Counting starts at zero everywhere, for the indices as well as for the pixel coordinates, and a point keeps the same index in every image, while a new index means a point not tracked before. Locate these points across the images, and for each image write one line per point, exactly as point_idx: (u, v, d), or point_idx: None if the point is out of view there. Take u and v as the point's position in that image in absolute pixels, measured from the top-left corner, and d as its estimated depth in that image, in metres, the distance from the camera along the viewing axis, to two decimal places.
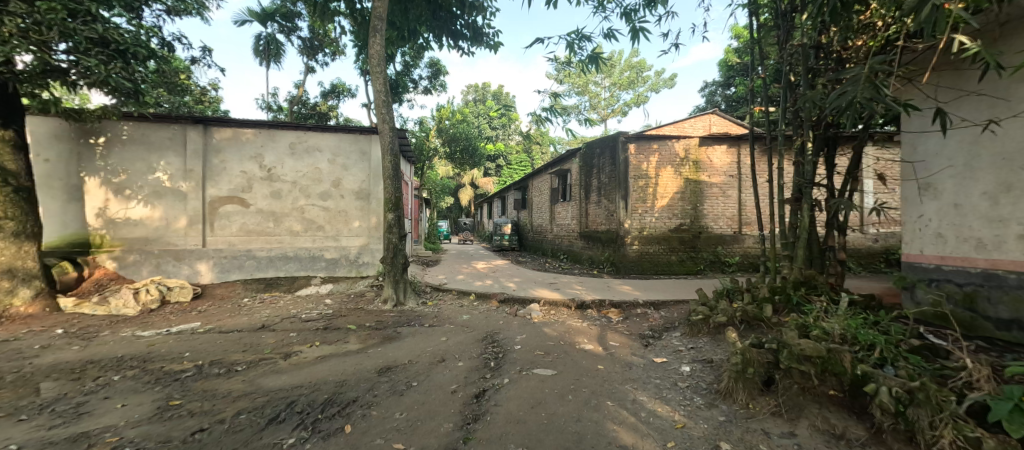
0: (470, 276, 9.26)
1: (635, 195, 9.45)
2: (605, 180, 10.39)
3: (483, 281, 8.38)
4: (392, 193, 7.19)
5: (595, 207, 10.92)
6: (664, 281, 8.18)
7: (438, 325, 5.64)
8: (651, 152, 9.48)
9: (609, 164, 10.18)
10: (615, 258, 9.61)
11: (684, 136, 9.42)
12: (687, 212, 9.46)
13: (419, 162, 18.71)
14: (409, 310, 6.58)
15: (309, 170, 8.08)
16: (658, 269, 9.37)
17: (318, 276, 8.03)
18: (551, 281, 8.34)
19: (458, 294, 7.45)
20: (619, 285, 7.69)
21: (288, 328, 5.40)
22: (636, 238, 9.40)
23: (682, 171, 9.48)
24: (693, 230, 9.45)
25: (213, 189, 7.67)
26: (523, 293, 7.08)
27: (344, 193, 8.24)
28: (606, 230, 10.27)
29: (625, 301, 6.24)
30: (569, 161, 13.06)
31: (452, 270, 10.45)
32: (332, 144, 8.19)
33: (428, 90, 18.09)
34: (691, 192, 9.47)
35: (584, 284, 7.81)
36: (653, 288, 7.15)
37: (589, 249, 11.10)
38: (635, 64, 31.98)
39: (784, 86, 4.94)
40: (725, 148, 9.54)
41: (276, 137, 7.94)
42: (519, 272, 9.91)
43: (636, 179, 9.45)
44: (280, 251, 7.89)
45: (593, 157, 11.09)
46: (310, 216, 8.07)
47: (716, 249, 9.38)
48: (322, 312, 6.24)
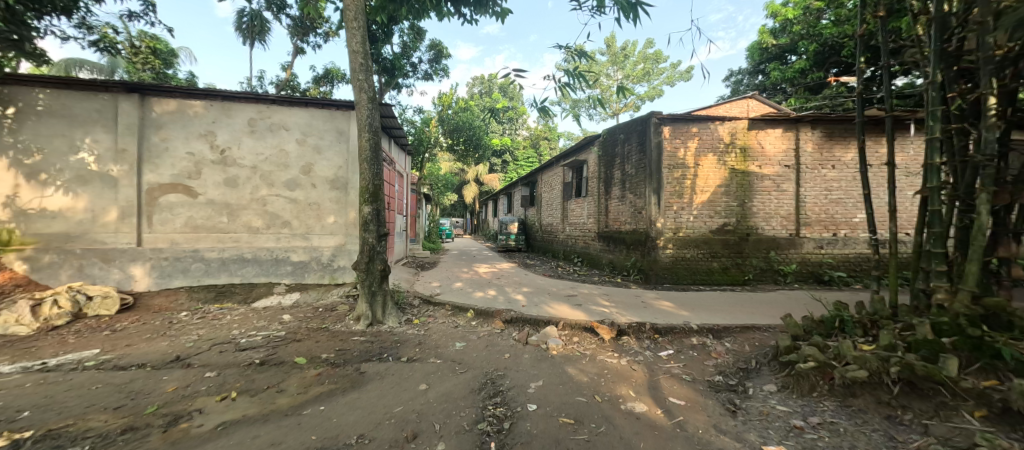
0: (470, 283, 7.73)
1: (669, 188, 7.82)
2: (631, 172, 8.76)
3: (484, 291, 6.81)
4: (370, 180, 5.64)
5: (618, 204, 9.31)
6: (707, 295, 6.58)
7: (421, 359, 4.08)
8: (689, 137, 7.84)
9: (636, 151, 8.57)
10: (645, 264, 7.99)
11: (731, 117, 7.77)
12: (732, 209, 7.80)
13: (419, 154, 17.18)
14: (387, 332, 5.03)
15: (272, 152, 6.55)
16: (696, 278, 7.73)
17: (283, 283, 6.54)
18: (570, 292, 6.77)
19: (453, 309, 5.89)
20: (656, 300, 6.08)
21: (210, 362, 3.88)
22: (671, 241, 7.76)
23: (728, 159, 7.83)
24: (740, 231, 7.78)
25: (152, 175, 6.19)
26: (535, 309, 5.51)
27: (316, 181, 6.72)
28: (632, 231, 8.65)
29: (675, 325, 4.65)
30: (586, 151, 11.44)
31: (450, 275, 8.92)
32: (302, 122, 6.67)
33: (429, 76, 16.57)
34: (738, 185, 7.81)
35: (612, 298, 6.23)
36: (703, 306, 5.55)
37: (610, 253, 9.50)
38: (649, 55, 30.24)
39: (937, 23, 3.25)
40: (780, 132, 7.87)
41: (231, 112, 6.44)
42: (529, 278, 8.35)
43: (671, 169, 7.81)
44: (234, 252, 6.40)
45: (616, 145, 9.46)
46: (273, 210, 6.55)
47: (768, 254, 7.73)
48: (271, 335, 4.73)
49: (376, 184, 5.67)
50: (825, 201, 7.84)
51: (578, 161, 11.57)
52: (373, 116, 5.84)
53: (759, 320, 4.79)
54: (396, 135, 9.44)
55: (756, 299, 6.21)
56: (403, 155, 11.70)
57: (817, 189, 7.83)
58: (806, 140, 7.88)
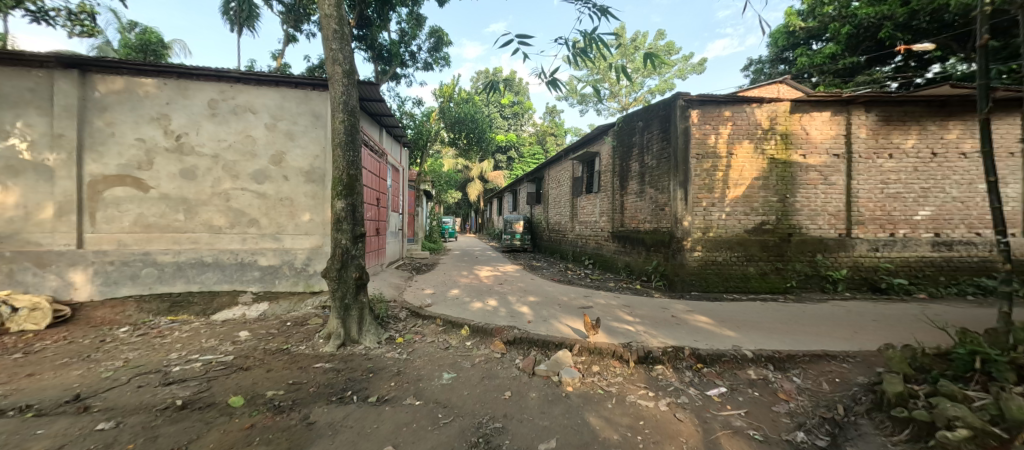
0: (468, 290, 6.75)
1: (698, 181, 6.75)
2: (652, 163, 7.71)
3: (483, 301, 5.83)
4: (344, 169, 4.67)
5: (636, 200, 8.26)
6: (746, 307, 5.55)
7: (395, 400, 3.10)
8: (722, 122, 6.77)
9: (658, 139, 7.52)
10: (668, 269, 6.95)
11: (772, 98, 6.69)
12: (772, 205, 6.73)
13: (419, 149, 16.23)
14: (360, 356, 4.06)
15: (237, 139, 5.63)
16: (729, 287, 6.67)
17: (248, 292, 5.61)
18: (584, 303, 5.75)
19: (445, 324, 4.91)
20: (689, 314, 5.06)
21: (118, 404, 2.96)
22: (700, 242, 6.71)
23: (767, 148, 6.75)
24: (781, 231, 6.71)
25: (95, 165, 5.30)
26: (544, 326, 4.50)
27: (289, 173, 5.78)
28: (653, 231, 7.60)
29: (723, 352, 3.63)
30: (598, 142, 10.39)
31: (447, 280, 7.94)
32: (272, 103, 5.74)
33: (429, 65, 15.60)
34: (778, 178, 6.74)
35: (635, 311, 5.20)
36: (750, 325, 4.53)
37: (626, 255, 8.49)
38: (661, 47, 29.07)
39: None
40: (828, 116, 6.79)
41: (188, 92, 5.53)
42: (536, 284, 7.35)
43: (700, 159, 6.75)
44: (192, 255, 5.49)
45: (634, 134, 8.42)
46: (237, 206, 5.63)
47: (813, 258, 6.67)
48: (215, 361, 3.80)
49: (352, 174, 4.69)
50: (880, 196, 6.75)
51: (590, 152, 10.52)
52: (350, 94, 4.87)
53: (828, 346, 3.77)
54: (387, 124, 8.51)
55: (807, 314, 5.16)
56: (399, 148, 10.78)
57: (871, 181, 6.74)
58: (858, 125, 6.78)
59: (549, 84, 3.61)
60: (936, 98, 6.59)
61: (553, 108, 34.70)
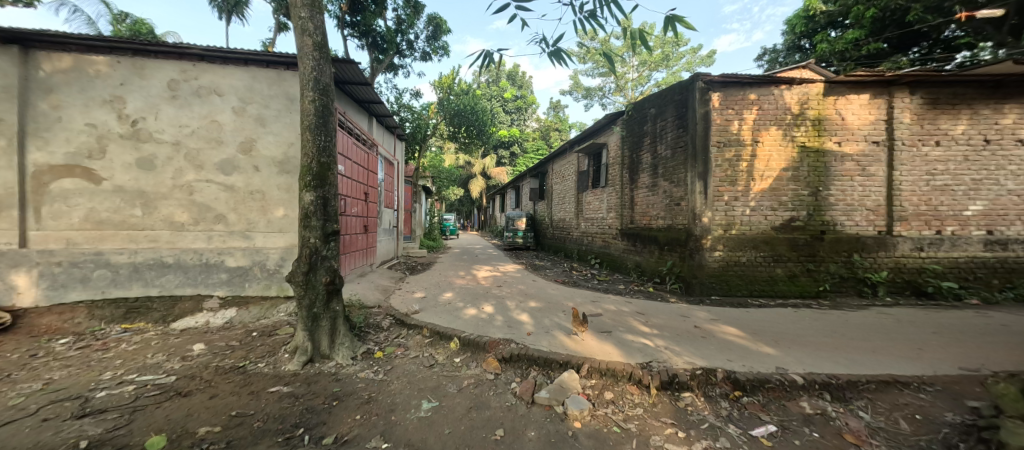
0: (462, 294, 6.09)
1: (719, 173, 6.03)
2: (666, 153, 6.98)
3: (478, 307, 5.18)
4: (312, 156, 4.00)
5: (648, 195, 7.54)
6: (777, 316, 4.86)
7: (356, 441, 2.45)
8: (746, 106, 6.04)
9: (673, 126, 6.79)
10: (685, 271, 6.25)
11: (803, 79, 5.95)
12: (802, 199, 6.02)
13: (417, 143, 15.53)
14: (327, 376, 3.43)
15: (201, 125, 5.01)
16: (754, 290, 5.96)
17: (215, 297, 5.00)
18: (592, 309, 5.07)
19: (432, 335, 4.27)
20: (714, 324, 4.38)
21: (6, 446, 2.34)
22: (721, 241, 6.00)
23: (797, 135, 6.02)
24: (812, 228, 5.99)
25: (39, 153, 4.70)
26: (546, 340, 3.82)
27: (260, 163, 5.15)
28: (667, 228, 6.90)
29: (767, 377, 2.94)
30: (606, 132, 9.62)
31: (441, 281, 7.29)
32: (241, 85, 5.10)
33: (428, 55, 14.87)
34: (809, 169, 6.01)
35: (651, 320, 4.53)
36: (789, 339, 3.84)
37: (636, 254, 7.80)
38: (668, 39, 28.18)
39: None
40: (866, 99, 6.05)
41: (145, 71, 4.90)
42: (538, 287, 6.68)
43: (721, 148, 6.03)
44: (151, 255, 4.88)
45: (646, 122, 7.67)
46: (202, 200, 5.01)
47: (849, 258, 5.95)
48: (153, 383, 3.18)
49: (323, 162, 4.03)
50: (924, 189, 6.01)
51: (597, 144, 9.76)
52: (322, 70, 4.20)
53: (894, 369, 3.08)
54: (377, 113, 7.86)
55: (851, 324, 4.46)
56: (393, 141, 10.13)
57: (915, 173, 6.00)
58: (900, 108, 6.03)
59: (552, 56, 2.90)
60: (992, 78, 5.81)
61: (557, 102, 33.90)
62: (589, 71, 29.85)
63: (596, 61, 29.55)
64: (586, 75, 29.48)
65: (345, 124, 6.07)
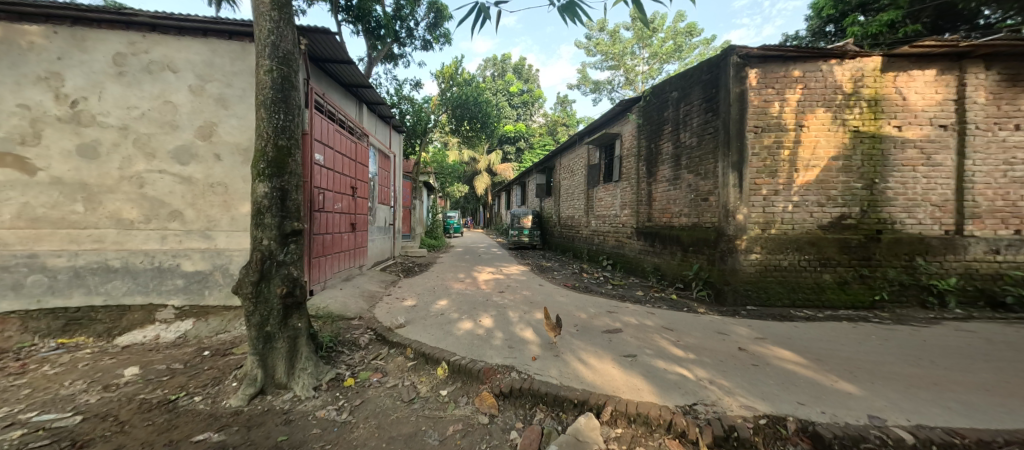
0: (458, 302, 5.32)
1: (756, 162, 5.17)
2: (691, 142, 6.13)
3: (474, 319, 4.40)
4: (266, 138, 3.23)
5: (669, 190, 6.70)
6: (834, 333, 4.02)
7: None
8: (789, 84, 5.17)
9: (700, 110, 5.91)
10: (715, 276, 5.41)
11: (857, 52, 5.09)
12: (854, 194, 5.15)
13: (417, 137, 14.74)
14: (277, 416, 2.69)
15: (153, 106, 4.30)
16: (797, 299, 5.11)
17: (169, 307, 4.31)
18: (610, 324, 4.27)
19: (416, 357, 3.51)
20: (761, 345, 3.56)
21: None
22: (759, 242, 5.16)
23: (849, 118, 5.16)
24: (866, 227, 5.14)
25: None
26: (556, 369, 3.03)
27: (222, 150, 4.43)
28: (691, 226, 6.06)
29: (862, 434, 2.13)
30: (620, 122, 8.74)
31: (436, 286, 6.53)
32: (199, 59, 4.38)
33: (428, 44, 13.93)
34: (863, 157, 5.14)
35: (684, 338, 3.71)
36: (867, 370, 3.01)
37: (655, 255, 6.96)
38: (681, 30, 27.15)
39: None
40: (931, 76, 5.16)
41: (87, 43, 4.19)
42: (545, 294, 5.88)
43: (759, 134, 5.17)
44: (94, 258, 4.19)
45: (667, 108, 6.82)
46: (154, 194, 4.31)
47: (910, 262, 5.08)
48: (48, 428, 2.46)
49: (280, 145, 3.26)
50: (1002, 182, 5.08)
51: (609, 134, 8.86)
52: (283, 35, 3.41)
53: None
54: (368, 100, 7.13)
55: (932, 346, 3.61)
56: (389, 132, 9.41)
57: (990, 162, 5.08)
58: (974, 86, 5.10)
59: (563, 12, 1.91)
60: None
61: (564, 97, 33.00)
62: (598, 64, 28.90)
63: (605, 54, 28.65)
64: (594, 68, 28.54)
65: (325, 108, 5.32)
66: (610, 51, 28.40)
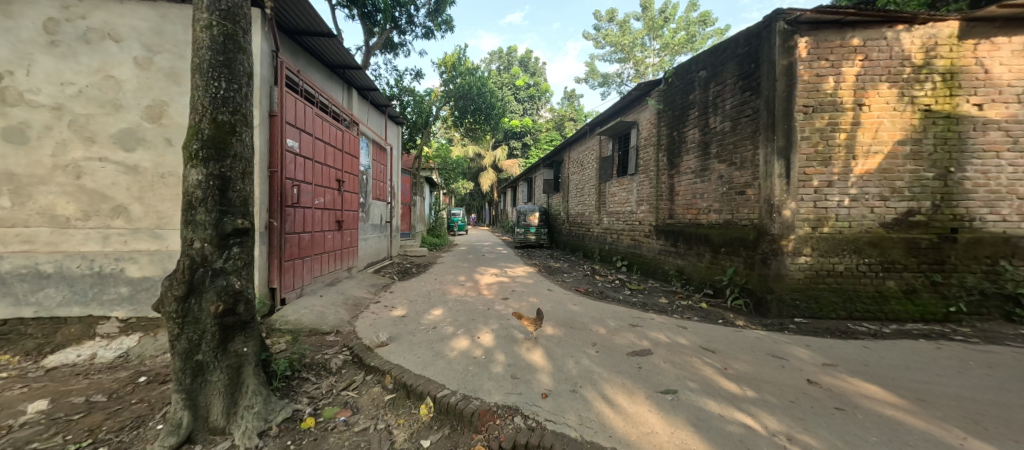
0: (455, 311, 4.59)
1: (807, 148, 4.36)
2: (723, 127, 5.32)
3: (472, 335, 3.68)
4: (202, 111, 2.51)
5: (695, 183, 5.89)
6: (917, 357, 3.22)
7: None
8: (847, 55, 4.35)
9: (735, 89, 5.09)
10: (754, 282, 4.62)
11: (931, 16, 4.26)
12: (924, 185, 4.32)
13: (418, 130, 14.04)
14: None
15: (91, 81, 3.62)
16: (856, 310, 4.31)
17: (112, 319, 3.67)
18: (636, 342, 3.51)
19: (394, 390, 2.79)
20: (836, 377, 2.77)
21: None
22: (810, 242, 4.35)
23: (918, 95, 4.33)
24: (939, 225, 4.31)
25: None
26: (573, 412, 2.28)
27: (174, 133, 3.76)
28: (723, 224, 5.26)
29: None
30: (637, 109, 7.89)
31: (432, 291, 5.81)
32: (145, 26, 3.70)
33: (428, 34, 13.25)
34: (936, 142, 4.32)
35: (732, 365, 2.95)
36: (999, 419, 2.21)
37: (678, 256, 6.16)
38: (694, 20, 26.12)
39: None
40: (1021, 43, 4.29)
41: (11, 6, 3.51)
42: (555, 301, 5.13)
43: (810, 114, 4.36)
44: (23, 262, 3.53)
45: (693, 90, 6.00)
46: (94, 186, 3.64)
47: (993, 267, 4.24)
48: None
49: (220, 121, 2.54)
50: None
51: (625, 122, 8.01)
52: None
53: None
54: (359, 84, 6.44)
55: None
56: (385, 123, 8.71)
57: None
58: None
59: None
60: None
61: (572, 91, 32.09)
62: (606, 56, 27.93)
63: (615, 45, 27.73)
64: (603, 60, 27.57)
65: (302, 89, 4.63)
66: (619, 43, 27.41)
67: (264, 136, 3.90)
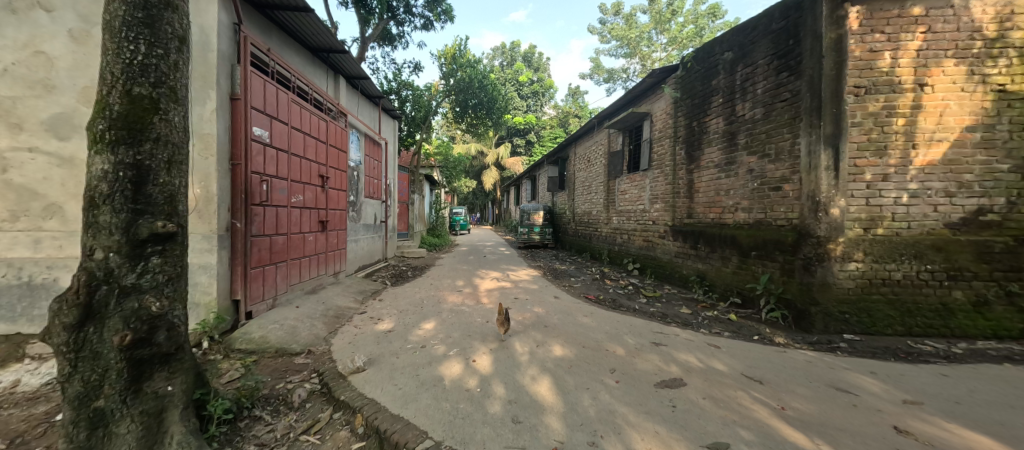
0: (448, 324, 4.01)
1: (858, 136, 3.73)
2: (753, 114, 4.68)
3: (466, 358, 3.09)
4: (110, 80, 1.92)
5: (719, 178, 5.25)
6: (1016, 390, 2.59)
7: None
8: (905, 27, 3.73)
9: (769, 70, 4.45)
10: (794, 292, 4.00)
11: None
12: (999, 178, 3.67)
13: (418, 126, 13.46)
14: None
15: (17, 57, 3.05)
16: (916, 325, 3.66)
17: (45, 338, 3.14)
18: (663, 368, 2.90)
19: (363, 436, 2.21)
20: (927, 422, 2.17)
21: None
22: (861, 246, 3.74)
23: (992, 72, 3.68)
24: (1016, 225, 3.66)
25: None
26: None
27: None
28: (754, 225, 4.63)
29: None
30: (651, 98, 7.24)
31: (425, 299, 5.22)
32: None
33: (428, 25, 12.66)
34: (1012, 127, 3.66)
35: (790, 404, 2.34)
36: None
37: (700, 260, 5.53)
38: (703, 12, 25.30)
39: None
40: None
41: None
42: (562, 312, 4.52)
43: (861, 97, 3.73)
44: None
45: (717, 74, 5.36)
46: (21, 182, 3.06)
47: None
48: None
49: (135, 93, 1.94)
50: None
51: (638, 113, 7.37)
52: None
53: None
54: (346, 71, 5.88)
55: None
56: (379, 116, 8.14)
57: None
58: None
59: None
60: None
61: (577, 87, 31.38)
62: (612, 50, 27.14)
63: (621, 40, 27.01)
64: (609, 55, 26.81)
65: (275, 71, 4.06)
66: (626, 37, 26.64)
67: (223, 123, 3.34)
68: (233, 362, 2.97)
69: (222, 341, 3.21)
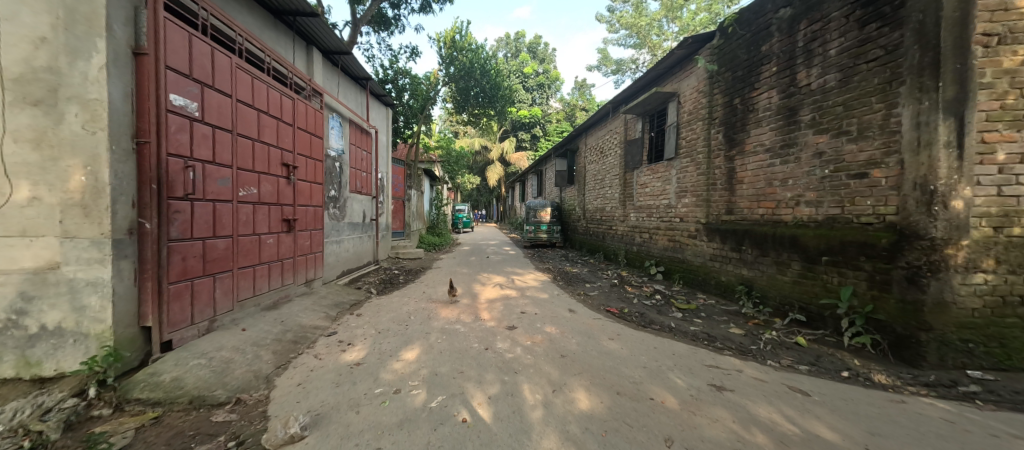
0: (436, 353, 3.09)
1: (988, 101, 2.75)
2: (823, 83, 3.70)
3: (453, 416, 2.16)
4: None
5: (772, 165, 4.27)
6: None
7: None
8: None
9: (849, 23, 3.46)
10: (889, 312, 3.03)
11: None
12: None
13: (416, 117, 12.56)
14: None
15: None
16: None
17: None
18: (744, 435, 1.95)
19: None
20: None
21: None
22: (991, 251, 2.76)
23: None
24: None
25: None
26: None
27: None
28: (825, 223, 3.66)
29: None
30: (678, 75, 6.24)
31: (412, 314, 4.32)
32: None
33: (426, 8, 11.71)
34: None
35: None
36: None
37: (745, 265, 4.56)
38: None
39: None
40: None
41: None
42: (582, 334, 3.58)
43: (993, 48, 2.74)
44: None
45: (770, 37, 4.37)
46: None
47: None
48: None
49: None
50: None
51: (662, 93, 6.36)
52: None
53: None
54: (320, 42, 4.97)
55: None
56: (367, 100, 7.22)
57: None
58: None
59: None
60: None
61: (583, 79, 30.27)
62: (621, 40, 26.02)
63: (629, 29, 25.87)
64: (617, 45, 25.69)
65: (208, 26, 3.15)
66: (635, 25, 25.42)
67: (120, 86, 2.44)
68: (122, 422, 2.07)
69: (119, 387, 2.32)
